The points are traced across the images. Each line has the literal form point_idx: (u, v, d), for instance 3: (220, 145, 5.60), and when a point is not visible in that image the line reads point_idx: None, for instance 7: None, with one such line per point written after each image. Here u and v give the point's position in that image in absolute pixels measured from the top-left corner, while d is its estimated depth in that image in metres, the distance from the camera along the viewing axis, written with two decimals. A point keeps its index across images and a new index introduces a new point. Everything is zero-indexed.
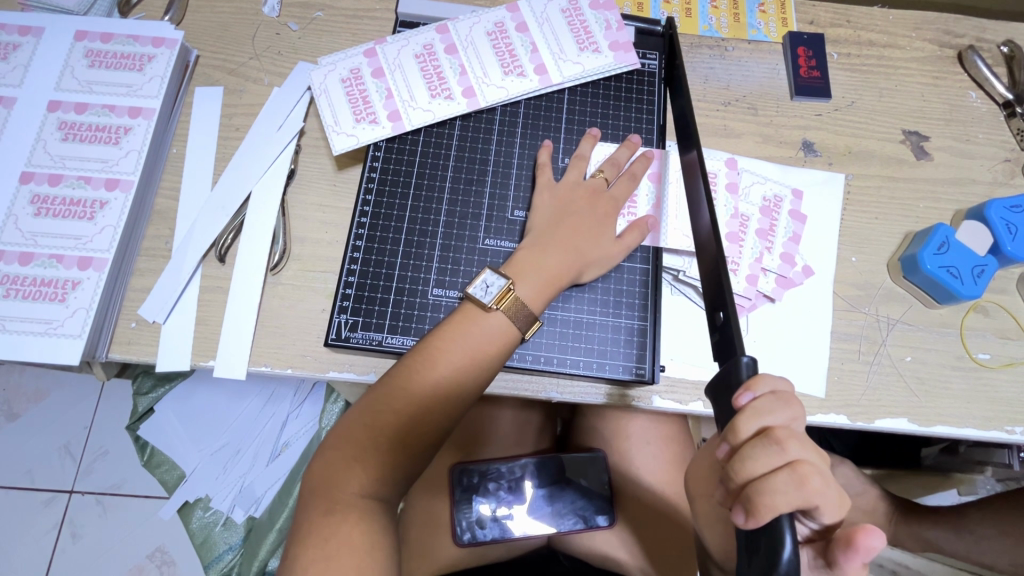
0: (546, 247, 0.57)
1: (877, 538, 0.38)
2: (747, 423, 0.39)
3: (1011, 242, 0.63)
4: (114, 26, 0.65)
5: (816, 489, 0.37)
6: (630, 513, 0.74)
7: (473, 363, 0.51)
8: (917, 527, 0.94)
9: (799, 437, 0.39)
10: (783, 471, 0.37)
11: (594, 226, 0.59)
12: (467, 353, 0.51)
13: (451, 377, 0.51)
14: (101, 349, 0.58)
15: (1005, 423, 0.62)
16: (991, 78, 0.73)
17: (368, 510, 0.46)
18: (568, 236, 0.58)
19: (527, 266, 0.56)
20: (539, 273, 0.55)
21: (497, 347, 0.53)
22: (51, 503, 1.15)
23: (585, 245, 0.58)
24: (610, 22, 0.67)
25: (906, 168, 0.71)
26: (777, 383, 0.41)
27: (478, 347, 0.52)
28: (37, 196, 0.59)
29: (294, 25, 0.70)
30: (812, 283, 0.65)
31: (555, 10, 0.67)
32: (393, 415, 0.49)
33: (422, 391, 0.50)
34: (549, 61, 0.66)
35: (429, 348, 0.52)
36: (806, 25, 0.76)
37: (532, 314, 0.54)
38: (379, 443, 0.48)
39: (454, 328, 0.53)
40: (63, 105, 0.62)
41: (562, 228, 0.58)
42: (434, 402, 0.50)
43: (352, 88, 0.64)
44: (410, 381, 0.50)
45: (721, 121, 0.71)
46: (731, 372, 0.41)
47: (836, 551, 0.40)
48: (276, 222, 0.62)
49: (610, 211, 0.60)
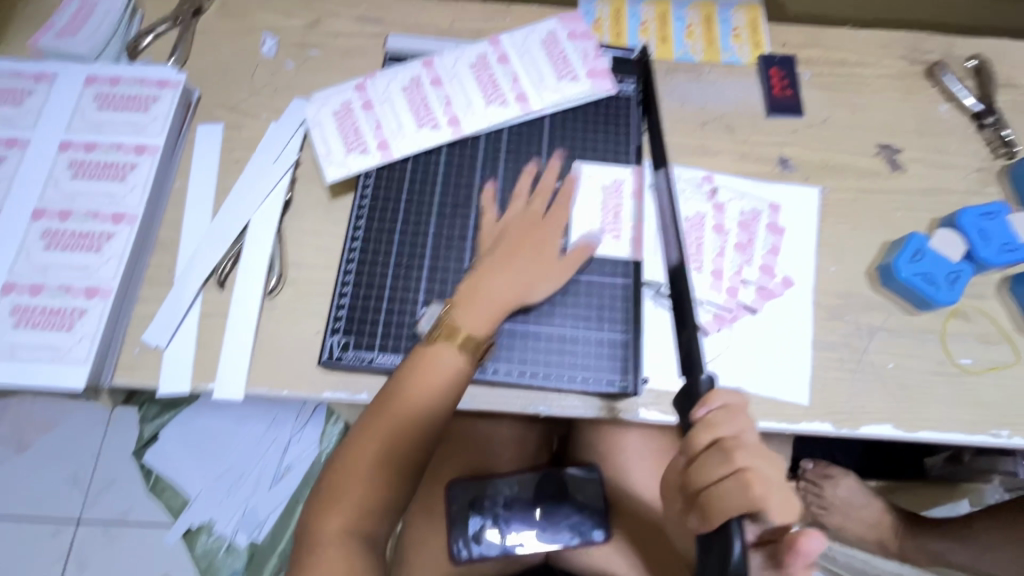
0: (497, 269, 0.60)
1: (820, 541, 0.37)
2: (699, 434, 0.41)
3: (985, 248, 0.66)
4: (122, 70, 0.70)
5: (765, 496, 0.38)
6: (628, 529, 0.74)
7: (435, 396, 0.55)
8: (922, 539, 0.93)
9: (749, 448, 0.40)
10: (729, 479, 0.38)
11: (541, 253, 0.62)
12: (428, 385, 0.55)
13: (414, 412, 0.54)
14: (106, 374, 0.60)
15: (991, 427, 0.62)
16: (960, 92, 0.76)
17: (352, 545, 0.51)
18: (515, 266, 0.60)
19: (474, 295, 0.58)
20: (487, 301, 0.58)
21: (455, 379, 0.56)
22: (59, 533, 1.16)
23: (530, 272, 0.61)
24: (587, 52, 0.71)
25: (881, 180, 0.73)
26: (731, 397, 0.42)
27: (438, 382, 0.55)
28: (48, 230, 0.63)
29: (290, 63, 0.74)
30: (792, 293, 0.67)
31: (536, 41, 0.71)
32: (365, 452, 0.53)
33: (388, 429, 0.54)
34: (529, 90, 0.69)
35: (394, 386, 0.55)
36: (777, 47, 0.80)
37: (479, 340, 0.57)
38: (358, 481, 0.52)
39: (414, 364, 0.56)
40: (74, 145, 0.66)
41: (508, 256, 0.61)
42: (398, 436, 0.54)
43: (343, 121, 0.68)
44: (377, 420, 0.54)
45: (698, 140, 0.74)
46: (693, 387, 0.44)
47: (781, 555, 0.38)
48: (273, 248, 0.65)
49: (552, 238, 0.63)
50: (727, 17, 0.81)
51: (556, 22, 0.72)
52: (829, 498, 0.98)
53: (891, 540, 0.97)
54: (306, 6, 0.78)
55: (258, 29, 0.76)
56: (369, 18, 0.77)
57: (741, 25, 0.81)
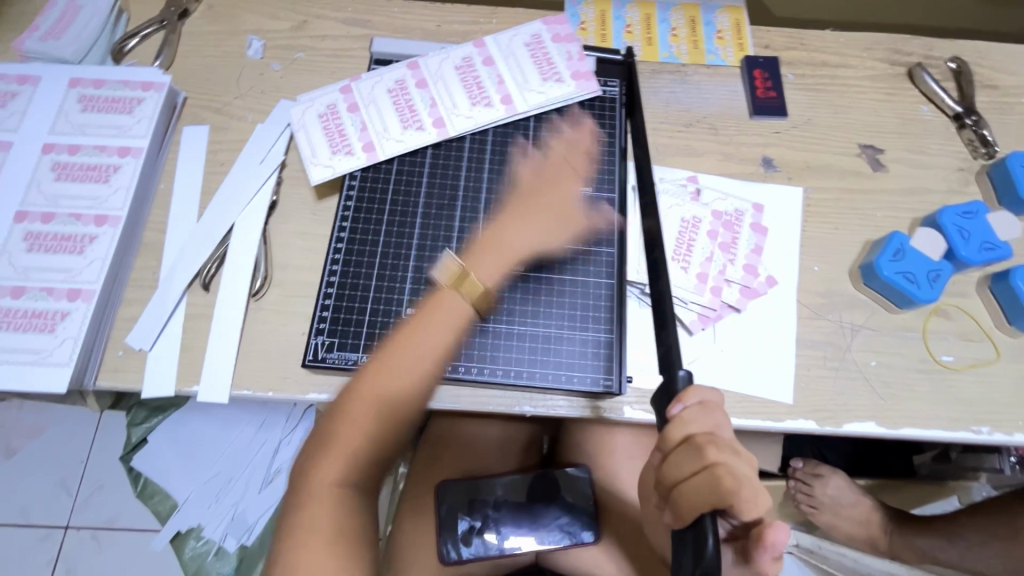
0: (521, 219, 0.60)
1: (786, 532, 0.38)
2: (672, 432, 0.41)
3: (964, 247, 0.66)
4: (107, 73, 0.69)
5: (736, 491, 0.38)
6: (615, 530, 0.74)
7: (438, 347, 0.52)
8: (910, 537, 0.94)
9: (721, 443, 0.40)
10: (701, 474, 0.38)
11: (541, 211, 0.61)
12: (434, 339, 0.52)
13: (417, 365, 0.52)
14: (89, 377, 0.60)
15: (972, 423, 0.63)
16: (940, 93, 0.77)
17: (345, 494, 0.50)
18: (528, 220, 0.60)
19: (491, 240, 0.58)
20: (500, 245, 0.58)
21: (460, 332, 0.53)
22: (45, 540, 1.15)
23: (543, 228, 0.60)
24: (571, 54, 0.71)
25: (863, 180, 0.74)
26: (705, 394, 0.42)
27: (443, 332, 0.53)
28: (31, 232, 0.62)
29: (277, 66, 0.74)
30: (776, 292, 0.68)
31: (520, 44, 0.72)
32: (364, 404, 0.51)
33: (391, 381, 0.51)
34: (514, 91, 0.69)
35: (397, 337, 0.53)
36: (761, 49, 0.81)
37: (488, 290, 0.54)
38: (359, 434, 0.51)
39: (424, 315, 0.53)
40: (57, 147, 0.66)
41: (528, 204, 0.61)
42: (397, 385, 0.51)
43: (328, 123, 0.68)
44: (376, 374, 0.51)
45: (683, 141, 0.74)
46: (670, 383, 0.43)
47: (751, 550, 0.39)
48: (258, 250, 0.65)
49: (558, 203, 0.62)
50: (711, 20, 0.82)
51: (541, 25, 0.73)
52: (819, 497, 0.98)
53: (879, 538, 0.97)
54: (292, 8, 0.78)
55: (244, 32, 0.76)
56: (355, 20, 0.78)
57: (725, 27, 0.82)
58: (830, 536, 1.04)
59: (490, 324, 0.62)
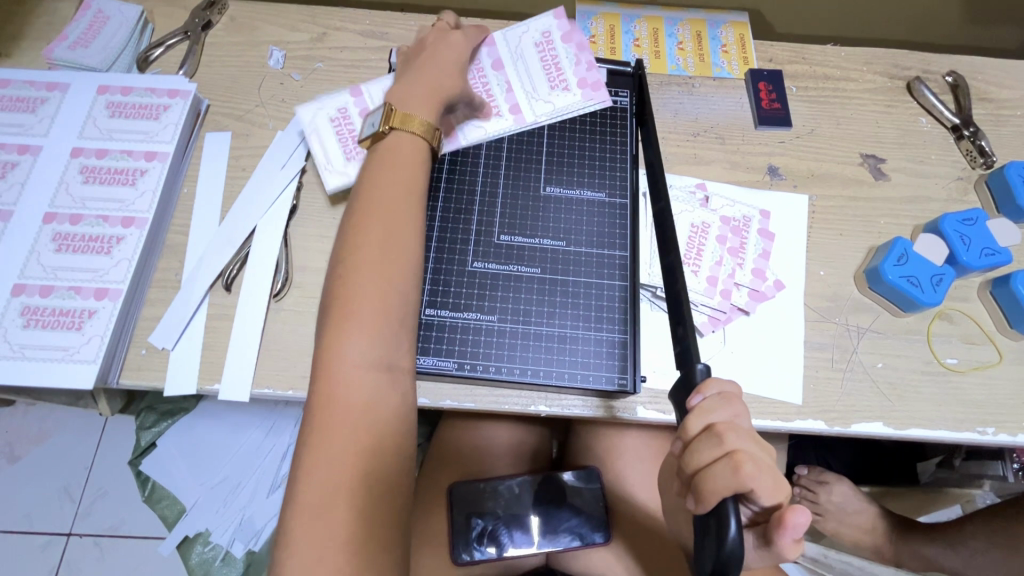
0: (409, 85, 0.64)
1: (806, 515, 0.39)
2: (693, 421, 0.42)
3: (965, 252, 0.69)
4: (134, 81, 0.72)
5: (756, 476, 0.39)
6: (626, 534, 0.74)
7: (396, 176, 0.58)
8: (916, 543, 0.95)
9: (740, 431, 0.41)
10: (722, 460, 0.40)
11: (431, 65, 0.65)
12: (388, 179, 0.58)
13: (381, 202, 0.56)
14: (113, 375, 0.61)
15: (977, 424, 0.64)
16: (938, 105, 0.80)
17: (364, 398, 0.49)
18: (425, 76, 0.64)
19: (404, 98, 0.62)
20: (417, 95, 0.63)
21: (418, 165, 0.60)
22: (49, 546, 1.15)
23: (436, 82, 0.64)
24: (580, 58, 0.73)
25: (866, 188, 0.76)
26: (724, 385, 0.43)
27: (396, 166, 0.59)
28: (59, 233, 0.64)
29: (297, 75, 0.77)
30: (783, 295, 0.69)
31: (530, 45, 0.74)
32: (352, 297, 0.52)
33: (364, 261, 0.54)
34: (522, 99, 0.72)
35: (356, 221, 0.56)
36: (765, 62, 0.83)
37: (428, 125, 0.62)
38: (352, 320, 0.51)
39: (376, 178, 0.58)
40: (85, 152, 0.68)
41: (419, 66, 0.65)
42: (388, 261, 0.54)
43: (340, 127, 0.70)
44: (348, 262, 0.54)
45: (691, 150, 0.77)
46: (688, 376, 0.45)
47: (771, 534, 0.40)
48: (279, 252, 0.67)
49: (441, 63, 0.66)
50: (716, 34, 0.85)
51: (550, 22, 0.75)
52: (823, 504, 0.99)
53: (884, 545, 0.97)
54: (312, 20, 0.81)
55: (265, 42, 0.79)
56: (373, 32, 0.80)
57: (730, 41, 0.85)
58: (837, 543, 1.05)
59: (506, 326, 0.64)
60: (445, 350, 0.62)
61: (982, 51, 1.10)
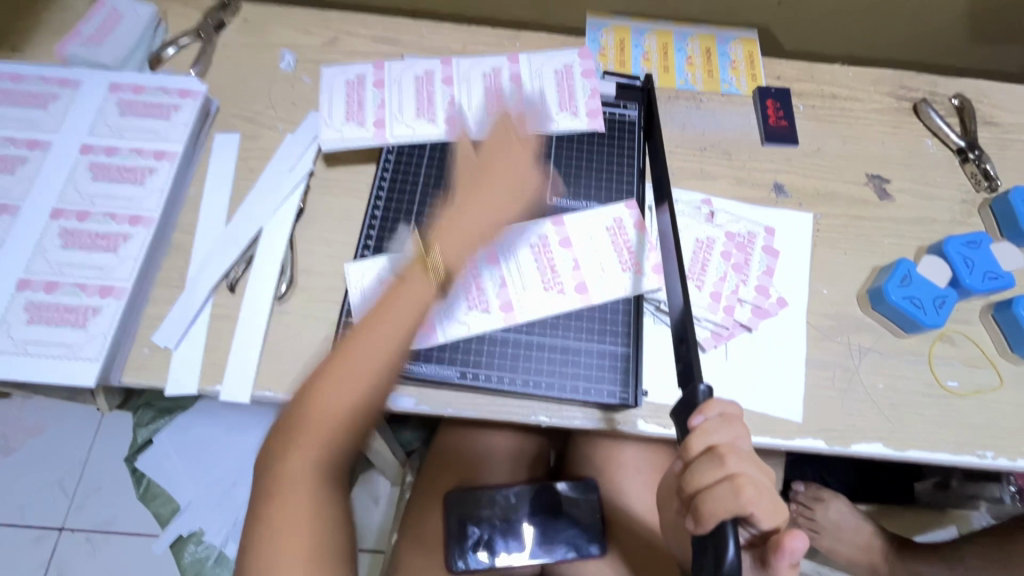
0: (475, 195, 0.63)
1: (802, 539, 0.39)
2: (694, 441, 0.42)
3: (969, 276, 0.69)
4: (146, 80, 0.72)
5: (754, 500, 0.40)
6: (622, 544, 0.74)
7: (402, 326, 0.56)
8: (912, 564, 0.94)
9: (741, 453, 0.41)
10: (722, 483, 0.40)
11: (495, 182, 0.64)
12: (395, 323, 0.55)
13: (388, 345, 0.54)
14: (114, 373, 0.61)
15: (977, 448, 0.65)
16: (944, 127, 0.81)
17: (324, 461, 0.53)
18: (475, 197, 0.63)
19: (449, 227, 0.60)
20: (456, 231, 0.60)
21: (419, 306, 0.57)
22: (40, 540, 1.14)
23: (498, 204, 0.63)
24: (594, 91, 0.74)
25: (871, 208, 0.76)
26: (726, 407, 0.44)
27: (406, 317, 0.56)
28: (66, 230, 0.64)
29: (308, 79, 0.77)
30: (786, 313, 0.69)
31: (599, 230, 0.68)
32: (352, 370, 0.53)
33: (377, 354, 0.54)
34: (590, 278, 0.65)
35: (379, 313, 0.56)
36: (773, 80, 0.84)
37: (451, 262, 0.59)
38: (352, 389, 0.53)
39: (386, 313, 0.56)
40: (95, 149, 0.68)
41: (483, 183, 0.64)
42: (393, 351, 0.55)
43: (352, 91, 0.72)
44: (365, 332, 0.55)
45: (697, 165, 0.77)
46: (689, 396, 0.45)
47: (769, 557, 0.40)
48: (285, 255, 0.67)
49: (503, 168, 0.65)
50: (725, 50, 0.86)
51: (577, 56, 0.76)
52: (820, 521, 0.99)
53: (880, 565, 0.96)
54: (325, 24, 0.81)
55: (277, 45, 0.79)
56: (385, 38, 0.81)
57: (739, 58, 0.85)
58: (833, 561, 1.04)
59: (511, 334, 0.64)
60: (448, 357, 0.63)
61: (987, 75, 1.10)
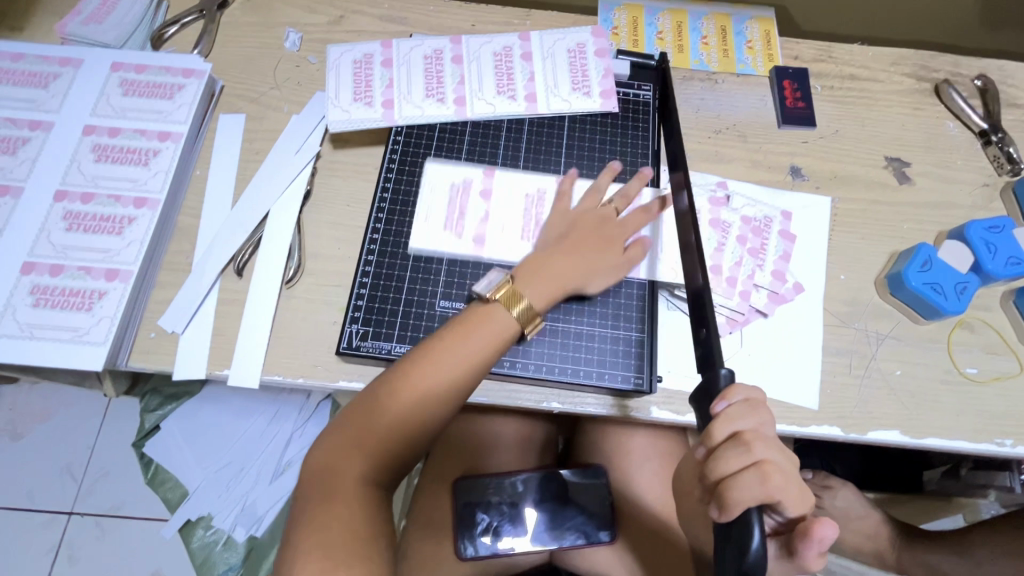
0: (567, 255, 0.58)
1: (832, 528, 0.39)
2: (719, 427, 0.41)
3: (992, 261, 0.67)
4: (149, 59, 0.70)
5: (781, 486, 0.39)
6: (631, 530, 0.73)
7: (461, 377, 0.50)
8: (920, 551, 0.94)
9: (767, 439, 0.40)
10: (748, 470, 0.39)
11: (601, 248, 0.60)
12: (457, 359, 0.51)
13: (447, 386, 0.50)
14: (121, 357, 0.60)
15: (995, 436, 0.64)
16: (966, 109, 0.78)
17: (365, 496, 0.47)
18: (576, 255, 0.59)
19: (535, 270, 0.56)
20: (545, 280, 0.56)
21: (483, 365, 0.51)
22: (50, 525, 1.15)
23: (597, 257, 0.59)
24: (606, 70, 0.72)
25: (890, 192, 0.74)
26: (750, 392, 0.42)
27: (471, 353, 0.51)
28: (69, 212, 0.63)
29: (314, 58, 0.75)
30: (803, 299, 0.68)
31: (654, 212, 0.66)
32: (411, 389, 0.49)
33: (439, 367, 0.50)
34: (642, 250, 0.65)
35: (438, 338, 0.52)
36: (790, 60, 0.82)
37: (533, 310, 0.54)
38: (407, 404, 0.49)
39: (445, 344, 0.51)
40: (98, 129, 0.67)
41: (574, 242, 0.59)
42: (455, 366, 0.51)
43: (360, 70, 0.70)
44: (425, 350, 0.51)
45: (712, 148, 0.75)
46: (710, 381, 0.44)
47: (795, 543, 0.40)
48: (292, 239, 0.66)
49: (617, 232, 0.61)
50: (741, 29, 0.83)
51: (589, 34, 0.74)
52: (829, 509, 0.97)
53: (888, 553, 0.96)
54: (330, 2, 0.79)
55: (282, 24, 0.77)
56: (392, 17, 0.79)
57: (755, 37, 0.83)
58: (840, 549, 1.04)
59: None
60: None
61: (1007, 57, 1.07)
